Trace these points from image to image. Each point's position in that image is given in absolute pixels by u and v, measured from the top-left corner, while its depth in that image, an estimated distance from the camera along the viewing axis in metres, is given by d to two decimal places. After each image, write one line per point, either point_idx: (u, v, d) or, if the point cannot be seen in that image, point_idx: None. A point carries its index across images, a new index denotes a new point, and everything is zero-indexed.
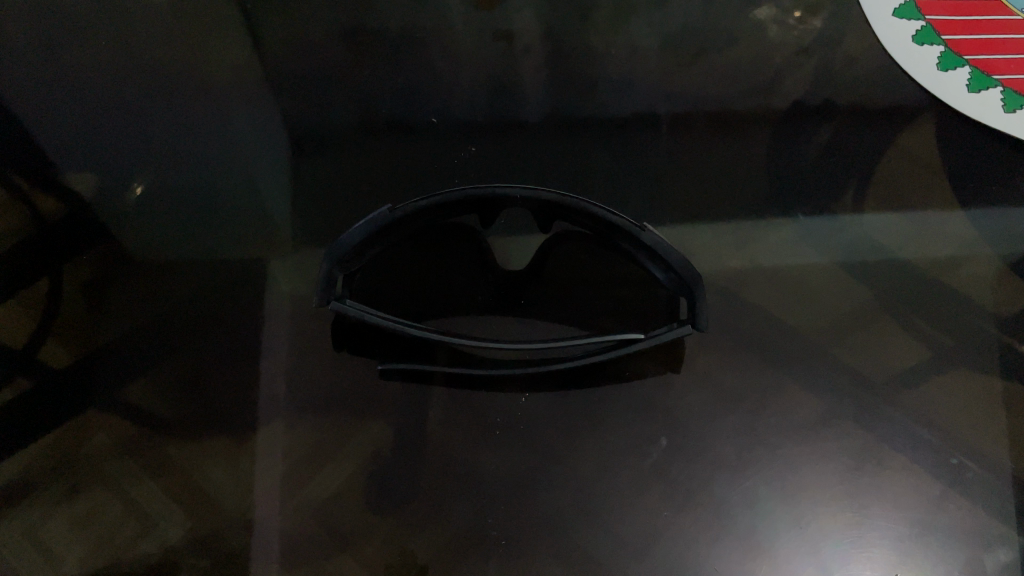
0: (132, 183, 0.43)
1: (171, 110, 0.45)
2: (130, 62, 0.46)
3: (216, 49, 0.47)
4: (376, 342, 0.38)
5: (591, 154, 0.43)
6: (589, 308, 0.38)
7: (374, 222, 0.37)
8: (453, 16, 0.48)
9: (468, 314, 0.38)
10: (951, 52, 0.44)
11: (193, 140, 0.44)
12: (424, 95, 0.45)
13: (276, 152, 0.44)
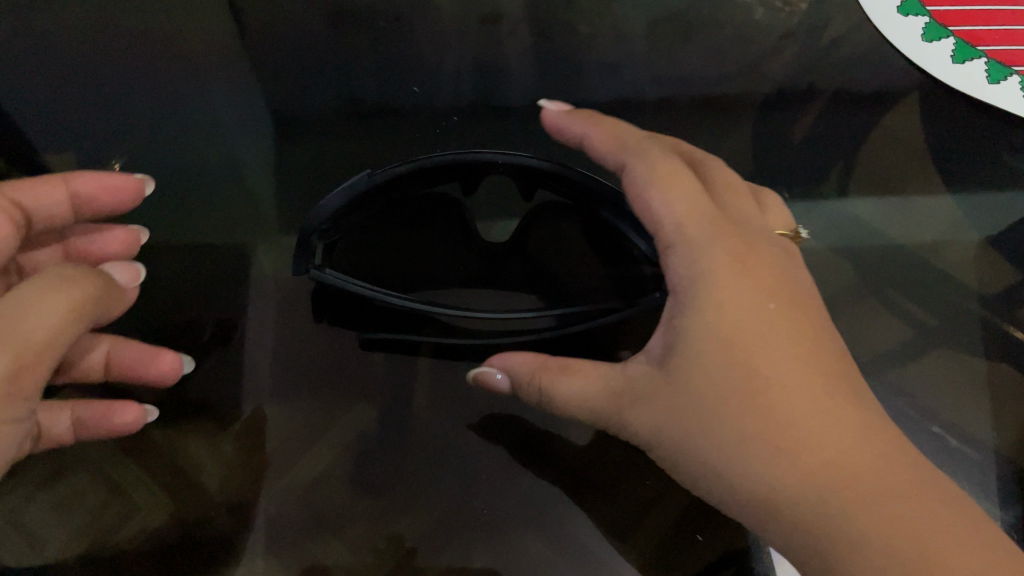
0: (110, 162, 0.42)
1: (146, 87, 0.44)
2: (98, 33, 0.45)
3: (189, 23, 0.45)
4: (358, 310, 0.38)
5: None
6: (575, 282, 0.39)
7: (351, 189, 0.35)
8: None
9: (451, 287, 0.38)
10: (935, 22, 0.43)
11: (171, 121, 0.43)
12: (407, 77, 0.44)
13: (260, 136, 0.43)
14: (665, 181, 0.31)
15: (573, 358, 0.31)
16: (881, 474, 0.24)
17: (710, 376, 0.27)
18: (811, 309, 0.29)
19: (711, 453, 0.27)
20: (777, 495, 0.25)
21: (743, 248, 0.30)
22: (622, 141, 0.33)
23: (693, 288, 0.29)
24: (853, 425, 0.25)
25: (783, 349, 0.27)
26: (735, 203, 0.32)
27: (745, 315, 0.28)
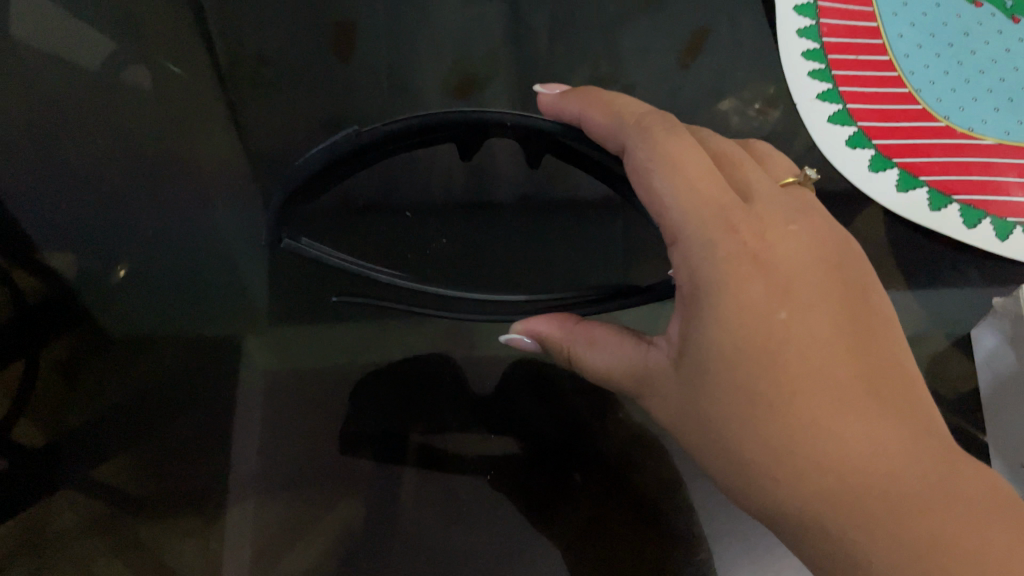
0: (116, 266, 0.43)
1: (146, 179, 0.45)
2: (99, 126, 0.46)
3: (192, 125, 0.47)
4: (354, 440, 0.39)
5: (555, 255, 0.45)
6: (545, 414, 0.40)
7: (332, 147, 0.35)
8: (429, 98, 0.48)
9: (427, 427, 0.40)
10: (881, 156, 0.46)
11: (168, 210, 0.45)
12: (399, 180, 0.46)
13: (252, 231, 0.45)
14: (665, 164, 0.34)
15: (601, 330, 0.36)
16: (897, 484, 0.26)
17: (729, 384, 0.30)
18: (833, 295, 0.31)
19: (740, 462, 0.30)
20: (799, 506, 0.28)
21: (753, 238, 0.32)
22: (619, 120, 0.37)
23: (700, 286, 0.32)
24: (875, 426, 0.28)
25: (799, 354, 0.30)
26: (735, 180, 0.35)
27: (754, 306, 0.31)
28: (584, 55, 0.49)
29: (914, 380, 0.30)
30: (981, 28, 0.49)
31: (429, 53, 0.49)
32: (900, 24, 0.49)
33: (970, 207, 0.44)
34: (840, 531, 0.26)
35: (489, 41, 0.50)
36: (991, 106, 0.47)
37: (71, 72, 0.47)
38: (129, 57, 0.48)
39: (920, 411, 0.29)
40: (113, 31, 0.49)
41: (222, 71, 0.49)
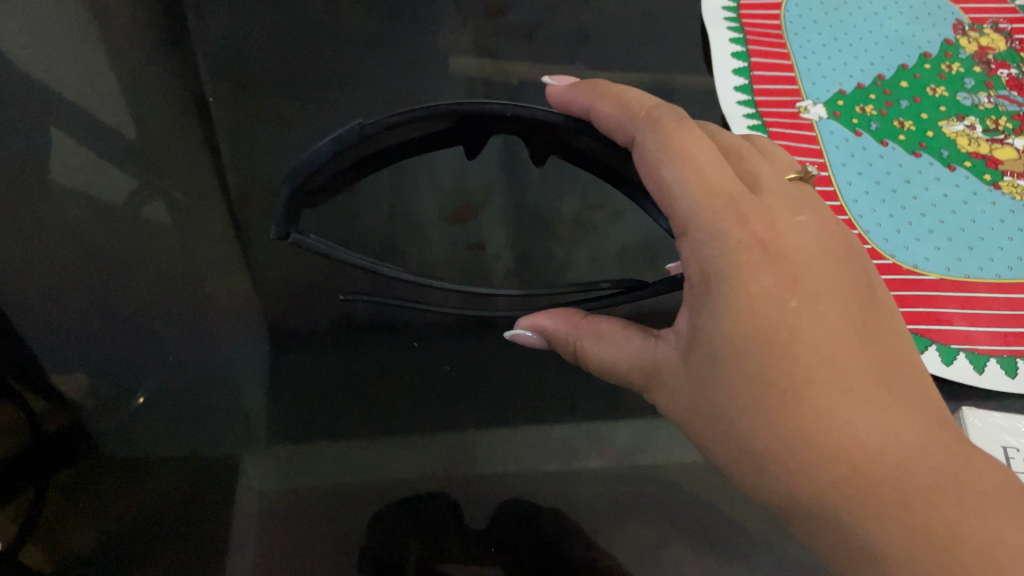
0: (134, 394, 0.43)
1: (154, 298, 0.47)
2: (110, 249, 0.48)
3: (204, 253, 0.49)
4: (353, 557, 0.40)
5: (549, 372, 0.47)
6: (541, 543, 0.41)
7: (337, 139, 0.39)
8: (429, 222, 0.51)
9: (427, 547, 0.40)
10: None
11: (172, 328, 0.46)
12: (396, 298, 0.49)
13: (256, 350, 0.46)
14: (676, 157, 0.36)
15: (606, 325, 0.39)
16: (900, 468, 0.30)
17: (746, 377, 0.33)
18: (842, 290, 0.35)
19: (750, 447, 0.33)
20: (809, 490, 0.31)
21: (763, 227, 0.35)
22: (629, 112, 0.40)
23: (712, 275, 0.34)
24: (878, 414, 0.31)
25: (812, 349, 0.32)
26: (744, 171, 0.39)
27: (767, 300, 0.33)
28: (572, 185, 0.53)
29: (913, 362, 0.34)
30: (920, 176, 0.55)
31: (428, 182, 0.52)
32: (848, 172, 0.55)
33: (917, 334, 0.48)
34: (848, 511, 0.30)
35: (483, 171, 0.53)
36: (932, 246, 0.52)
37: (95, 207, 0.50)
38: (149, 193, 0.51)
39: (923, 393, 0.33)
40: (130, 165, 0.53)
41: (233, 201, 0.52)
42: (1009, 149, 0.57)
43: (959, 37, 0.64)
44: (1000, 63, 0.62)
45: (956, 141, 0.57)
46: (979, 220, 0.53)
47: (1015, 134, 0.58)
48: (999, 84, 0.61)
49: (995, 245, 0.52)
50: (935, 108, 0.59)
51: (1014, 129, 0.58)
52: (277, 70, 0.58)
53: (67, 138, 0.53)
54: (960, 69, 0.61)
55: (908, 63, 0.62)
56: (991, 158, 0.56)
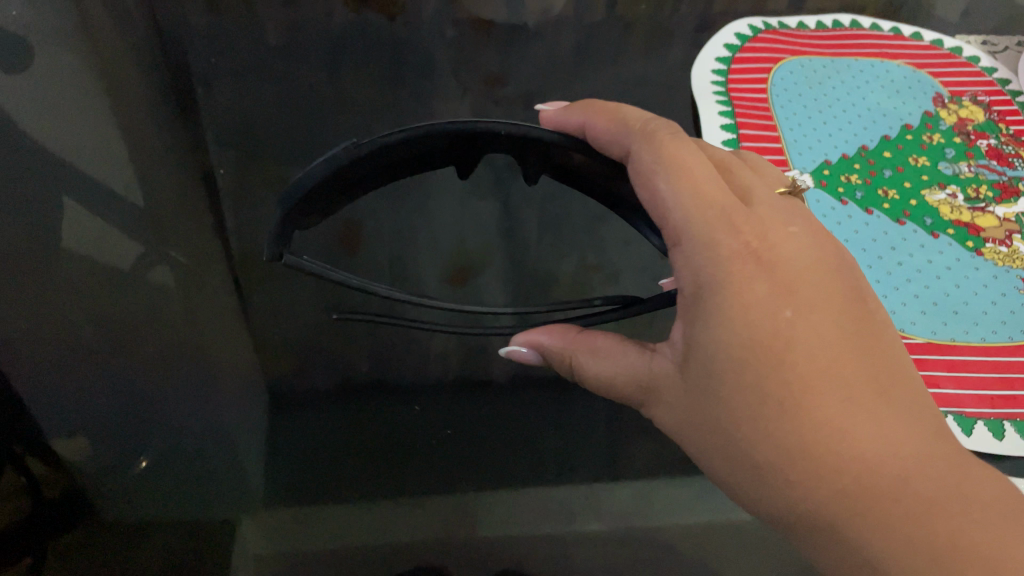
0: (137, 458, 0.43)
1: (155, 356, 0.47)
2: (113, 307, 0.49)
3: (207, 320, 0.50)
4: None
5: (545, 439, 0.47)
6: None
7: (329, 160, 0.39)
8: (429, 284, 0.52)
9: None
10: None
11: (172, 385, 0.46)
12: (396, 361, 0.50)
13: (255, 414, 0.47)
14: (665, 169, 0.40)
15: (602, 341, 0.42)
16: (902, 479, 0.31)
17: (745, 388, 0.34)
18: (834, 305, 0.37)
19: (754, 461, 0.34)
20: (812, 502, 0.32)
21: (754, 238, 0.38)
22: (624, 124, 0.43)
23: (704, 287, 0.37)
24: (878, 424, 0.32)
25: (807, 358, 0.34)
26: (736, 183, 0.42)
27: (761, 311, 0.35)
28: (571, 248, 0.55)
29: (908, 372, 0.35)
30: (905, 243, 0.57)
31: (427, 247, 0.54)
32: None
33: None
34: (850, 522, 0.31)
35: (483, 235, 0.55)
36: (919, 310, 0.52)
37: (100, 273, 0.51)
38: (153, 259, 0.52)
39: (918, 402, 0.34)
40: (135, 226, 0.54)
41: (236, 269, 0.53)
42: (991, 216, 0.59)
43: (939, 109, 0.67)
44: (980, 133, 0.65)
45: (939, 209, 0.59)
46: (963, 285, 0.54)
47: (996, 202, 0.60)
48: (979, 153, 0.63)
49: (980, 310, 0.53)
50: (918, 177, 0.61)
51: (995, 197, 0.60)
52: (283, 136, 0.60)
53: (73, 199, 0.54)
54: (940, 139, 0.64)
55: (890, 135, 0.64)
56: (973, 225, 0.58)
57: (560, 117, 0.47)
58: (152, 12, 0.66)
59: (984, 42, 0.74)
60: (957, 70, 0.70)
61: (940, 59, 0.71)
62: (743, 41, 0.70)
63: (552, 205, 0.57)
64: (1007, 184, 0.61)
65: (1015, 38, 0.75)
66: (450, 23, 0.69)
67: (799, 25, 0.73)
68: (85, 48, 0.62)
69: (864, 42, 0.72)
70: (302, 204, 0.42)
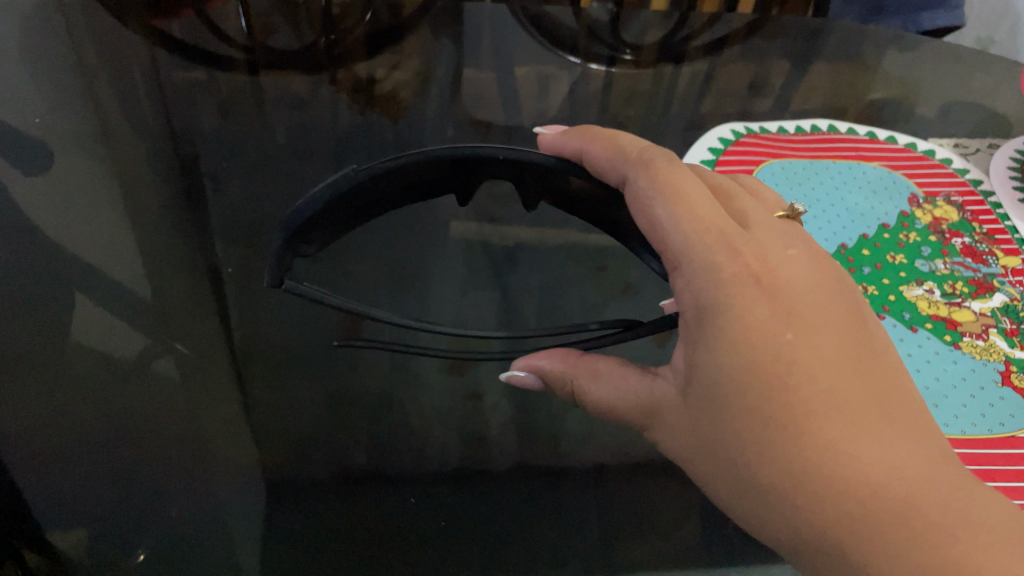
0: (134, 550, 0.40)
1: (147, 434, 0.46)
2: (105, 388, 0.48)
3: (208, 405, 0.48)
4: None
5: (544, 531, 0.43)
6: None
7: (330, 188, 0.43)
8: (429, 375, 0.53)
9: None
10: None
11: (164, 462, 0.45)
12: (396, 451, 0.48)
13: (249, 500, 0.44)
14: (660, 193, 0.43)
15: (603, 364, 0.44)
16: (908, 502, 0.32)
17: (749, 410, 0.36)
18: (834, 326, 0.38)
19: (758, 484, 0.35)
20: (817, 524, 0.33)
21: (755, 262, 0.40)
22: (622, 153, 0.47)
23: (707, 310, 0.39)
24: (881, 445, 0.33)
25: (809, 379, 0.36)
26: (734, 208, 0.45)
27: (760, 334, 0.37)
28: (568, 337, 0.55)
29: (907, 389, 0.37)
30: None
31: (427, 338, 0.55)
32: None
33: None
34: (855, 545, 0.32)
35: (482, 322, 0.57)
36: None
37: (104, 362, 0.50)
38: (157, 351, 0.51)
39: (918, 419, 0.35)
40: (135, 311, 0.54)
41: (236, 355, 0.52)
42: (967, 310, 0.59)
43: (915, 208, 0.68)
44: (954, 231, 0.66)
45: (917, 304, 0.59)
46: (942, 377, 0.53)
47: (971, 297, 0.60)
48: (954, 251, 0.64)
49: (961, 402, 0.52)
50: (896, 273, 0.62)
51: (970, 292, 0.61)
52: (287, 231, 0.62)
53: (77, 287, 0.55)
54: (916, 237, 0.65)
55: (868, 234, 0.65)
56: (950, 319, 0.58)
57: (557, 142, 0.51)
58: (171, 129, 0.70)
59: (956, 145, 0.76)
60: (930, 172, 0.72)
61: (914, 161, 0.73)
62: (726, 144, 0.73)
63: (550, 293, 0.58)
64: (982, 280, 0.62)
65: (986, 140, 0.77)
66: (451, 131, 0.73)
67: (779, 129, 0.76)
68: (105, 157, 0.66)
69: (842, 146, 0.74)
70: (304, 232, 0.45)
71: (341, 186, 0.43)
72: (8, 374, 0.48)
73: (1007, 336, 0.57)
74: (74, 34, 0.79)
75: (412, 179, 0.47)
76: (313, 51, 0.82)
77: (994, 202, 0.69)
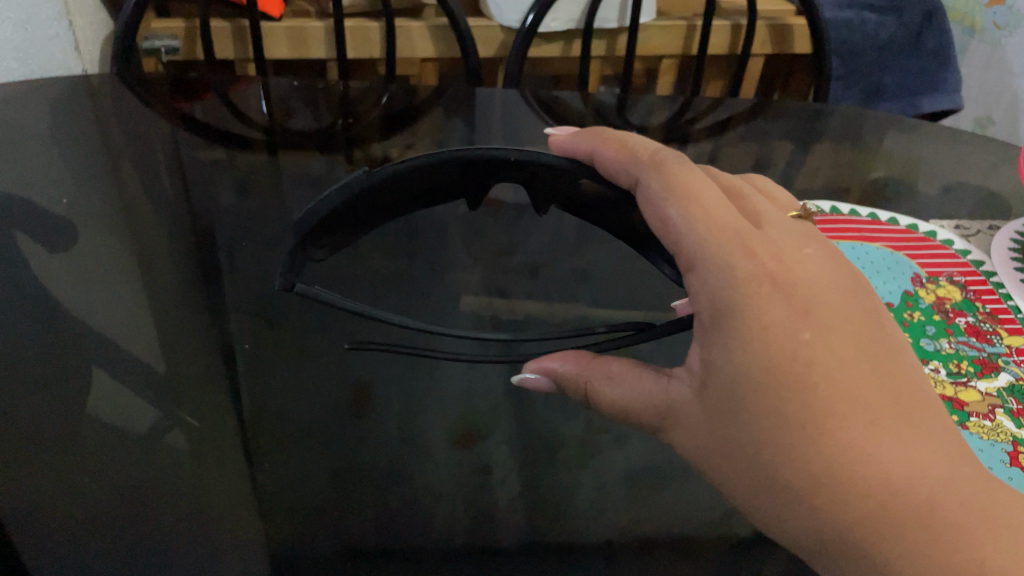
0: None
1: (151, 495, 0.45)
2: (108, 453, 0.47)
3: (214, 474, 0.47)
4: None
5: None
6: None
7: (346, 189, 0.48)
8: (437, 450, 0.52)
9: None
10: None
11: (169, 519, 0.43)
12: (403, 524, 0.46)
13: (251, 568, 0.41)
14: (672, 197, 0.47)
15: (616, 367, 0.46)
16: (930, 505, 0.33)
17: (769, 411, 0.38)
18: (850, 329, 0.40)
19: (778, 483, 0.37)
20: (838, 524, 0.35)
21: (771, 261, 0.43)
22: (632, 155, 0.51)
23: (723, 312, 0.41)
24: (905, 445, 0.35)
25: (826, 380, 0.38)
26: (749, 208, 0.48)
27: (777, 336, 0.39)
28: (578, 412, 0.56)
29: (924, 388, 0.39)
30: None
31: (436, 414, 0.55)
32: None
33: None
34: (879, 544, 0.33)
35: (491, 398, 0.57)
36: None
37: (111, 431, 0.49)
38: (168, 424, 0.50)
39: (937, 418, 0.37)
40: (145, 380, 0.54)
41: (246, 426, 0.52)
42: (973, 390, 0.58)
43: (918, 288, 0.69)
44: (957, 311, 0.66)
45: None
46: None
47: (977, 376, 0.60)
48: (958, 330, 0.64)
49: None
50: None
51: (975, 371, 0.60)
52: (299, 305, 0.63)
53: (84, 354, 0.55)
54: (920, 316, 0.65)
55: None
56: (956, 399, 0.57)
57: (572, 142, 0.55)
58: (190, 208, 0.72)
59: (957, 226, 0.77)
60: (933, 253, 0.72)
61: (917, 242, 0.74)
62: None
63: None
64: (987, 359, 0.62)
65: (987, 222, 0.77)
66: (462, 209, 0.75)
67: None
68: (124, 235, 0.68)
69: (845, 227, 0.75)
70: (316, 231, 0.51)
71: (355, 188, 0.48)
72: (13, 439, 0.47)
73: (1014, 416, 0.56)
74: (103, 120, 0.83)
75: (429, 181, 0.52)
76: (331, 132, 0.85)
77: (996, 282, 0.70)
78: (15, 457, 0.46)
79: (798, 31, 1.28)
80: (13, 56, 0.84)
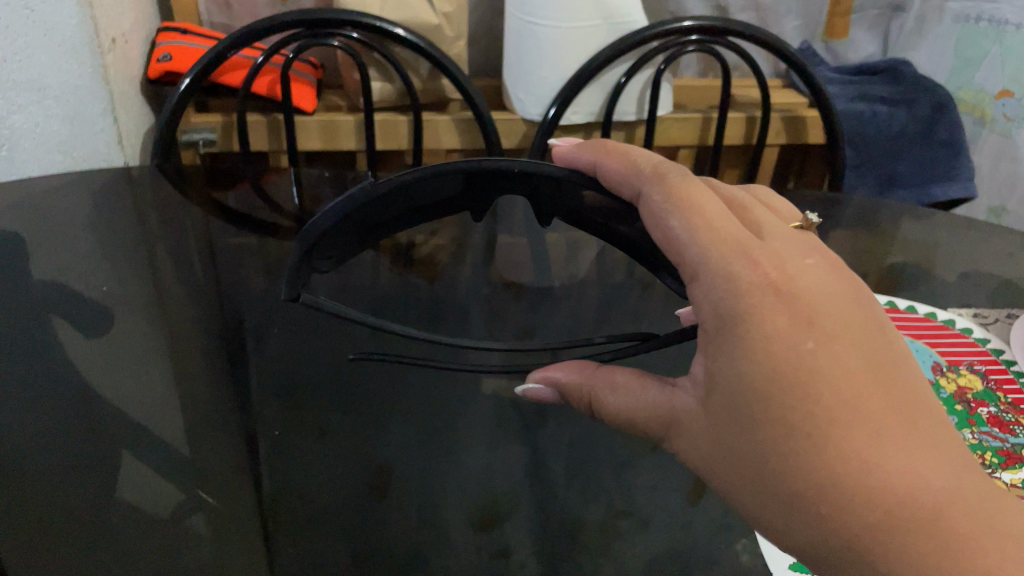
0: None
1: None
2: (130, 536, 0.47)
3: (233, 558, 0.47)
4: None
5: None
6: None
7: (350, 199, 0.49)
8: (455, 535, 0.51)
9: None
10: None
11: None
12: None
13: None
14: (674, 209, 0.47)
15: (620, 377, 0.49)
16: (934, 512, 0.35)
17: (775, 419, 0.40)
18: (851, 336, 0.41)
19: (788, 491, 0.39)
20: (846, 531, 0.36)
21: (773, 271, 0.44)
22: (635, 167, 0.51)
23: (727, 322, 0.43)
24: (906, 452, 0.36)
25: (829, 386, 0.39)
26: (750, 218, 0.49)
27: (778, 341, 0.41)
28: (598, 495, 0.56)
29: (925, 394, 0.40)
30: None
31: (456, 494, 0.55)
32: None
33: None
34: (882, 552, 0.35)
35: (510, 479, 0.57)
36: None
37: (134, 514, 0.49)
38: (191, 506, 0.51)
39: (939, 425, 0.38)
40: (170, 461, 0.54)
41: (263, 508, 0.52)
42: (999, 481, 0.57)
43: (939, 376, 0.68)
44: (979, 401, 0.66)
45: None
46: None
47: (1001, 468, 0.59)
48: (981, 420, 0.63)
49: None
50: None
51: (999, 462, 0.59)
52: (321, 385, 0.64)
53: (112, 436, 0.56)
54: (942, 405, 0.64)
55: None
56: None
57: (572, 153, 0.55)
58: (220, 293, 0.74)
59: (975, 314, 0.77)
60: (952, 342, 0.72)
61: (935, 330, 0.73)
62: None
63: (578, 453, 0.60)
64: (1011, 451, 0.60)
65: (1004, 309, 0.77)
66: (483, 291, 0.76)
67: None
68: (156, 320, 0.69)
69: None
70: (317, 245, 0.52)
71: (359, 198, 0.49)
72: (38, 522, 0.47)
73: None
74: (141, 210, 0.87)
75: (430, 193, 0.52)
76: None
77: (1017, 371, 0.69)
78: (39, 540, 0.46)
79: (811, 122, 1.32)
80: (58, 149, 0.89)
